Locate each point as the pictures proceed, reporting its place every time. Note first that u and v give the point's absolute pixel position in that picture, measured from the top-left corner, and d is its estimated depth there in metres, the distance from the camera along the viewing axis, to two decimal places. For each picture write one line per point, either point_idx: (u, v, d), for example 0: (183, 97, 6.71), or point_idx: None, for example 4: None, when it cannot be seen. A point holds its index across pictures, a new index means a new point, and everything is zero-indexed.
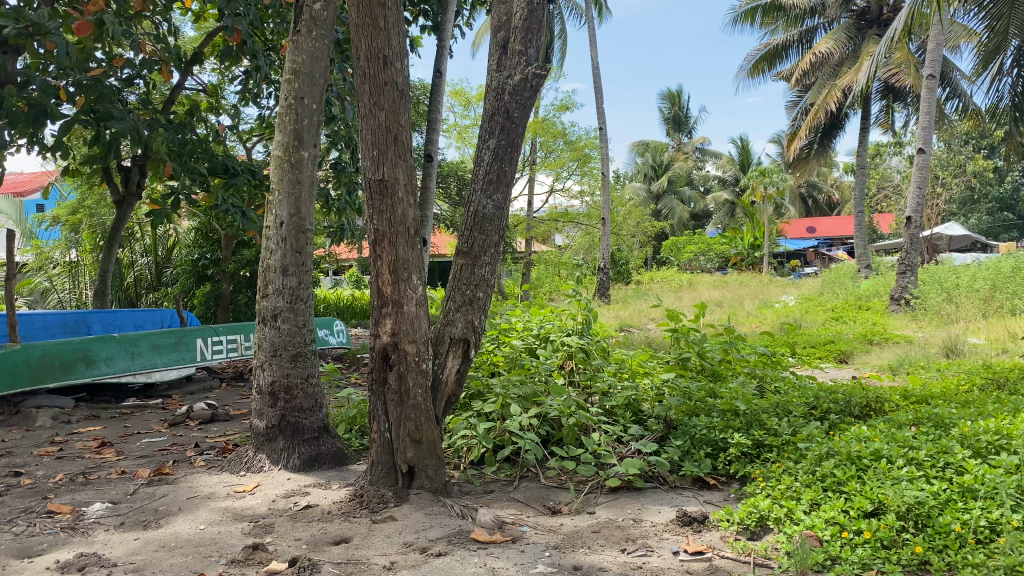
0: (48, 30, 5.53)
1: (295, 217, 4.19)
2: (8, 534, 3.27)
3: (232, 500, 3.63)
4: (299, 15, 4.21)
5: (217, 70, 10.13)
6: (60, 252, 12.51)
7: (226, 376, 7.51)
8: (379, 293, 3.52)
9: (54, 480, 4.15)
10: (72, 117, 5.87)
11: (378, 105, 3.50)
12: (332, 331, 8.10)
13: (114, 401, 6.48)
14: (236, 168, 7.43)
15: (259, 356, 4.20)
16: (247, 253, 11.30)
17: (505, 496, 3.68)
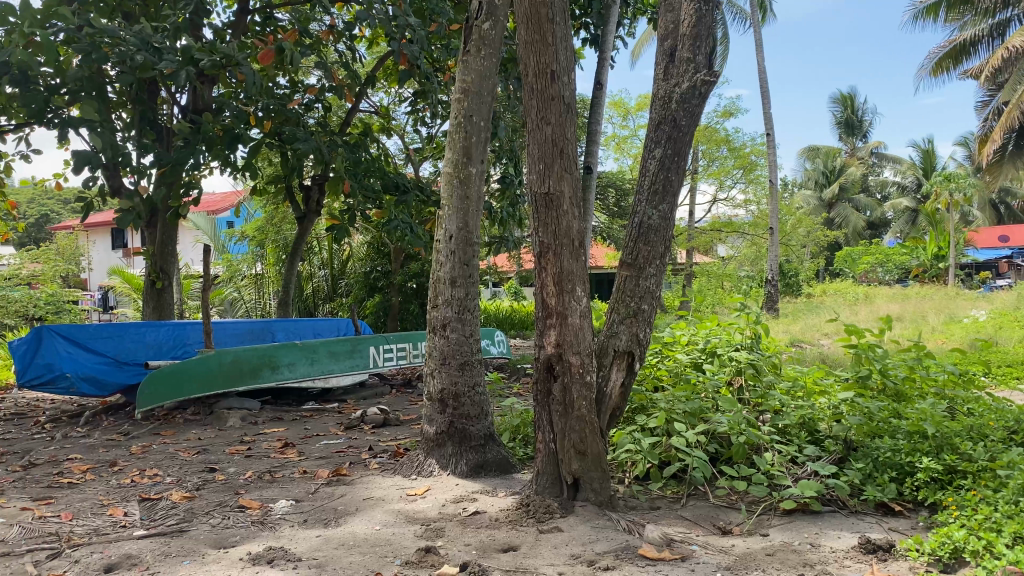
0: (237, 61, 5.99)
1: (463, 230, 4.30)
2: (206, 526, 3.55)
3: (404, 503, 3.77)
4: (468, 36, 4.33)
5: (389, 93, 10.64)
6: (248, 266, 13.54)
7: (396, 383, 7.81)
8: (544, 305, 3.54)
9: (244, 477, 4.46)
10: (260, 141, 6.33)
11: (545, 120, 3.54)
12: (494, 341, 8.22)
13: (295, 404, 6.89)
14: (406, 185, 7.74)
15: (428, 365, 4.34)
16: (414, 266, 11.77)
17: (672, 514, 3.61)
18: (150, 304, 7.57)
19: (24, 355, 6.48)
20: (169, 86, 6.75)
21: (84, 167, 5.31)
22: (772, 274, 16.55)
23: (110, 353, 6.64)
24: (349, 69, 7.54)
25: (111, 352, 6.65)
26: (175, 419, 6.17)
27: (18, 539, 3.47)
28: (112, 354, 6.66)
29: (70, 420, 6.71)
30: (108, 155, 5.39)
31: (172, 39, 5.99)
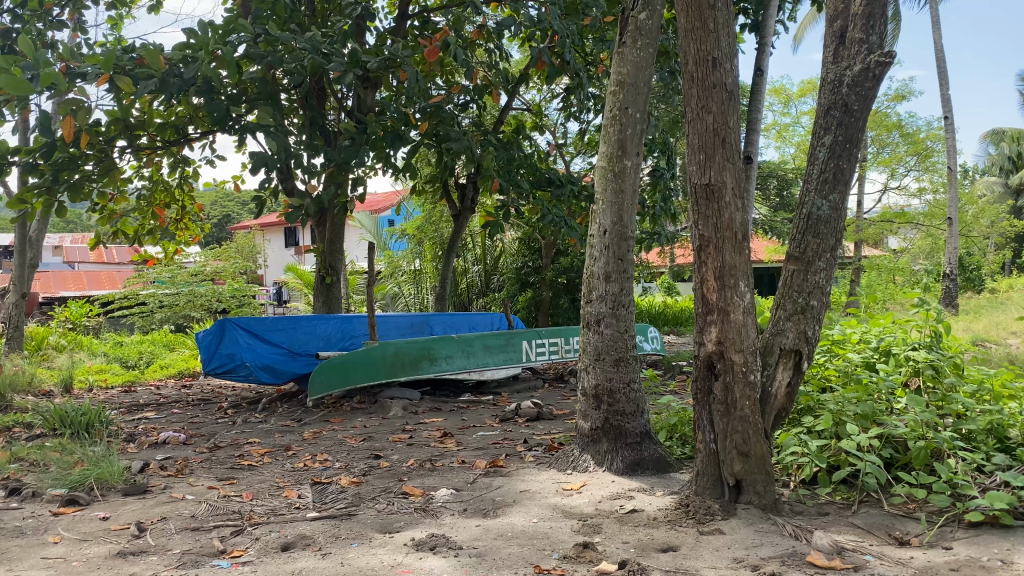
0: (398, 64, 6.19)
1: (618, 225, 4.26)
2: (372, 510, 3.71)
3: (561, 497, 3.78)
4: (625, 27, 4.28)
5: (542, 89, 10.71)
6: (407, 262, 14.05)
7: (549, 378, 7.86)
8: (704, 300, 3.45)
9: (406, 465, 4.63)
10: (418, 141, 6.53)
11: (706, 108, 3.44)
12: (648, 337, 8.10)
13: (452, 395, 7.07)
14: (559, 180, 7.78)
15: (584, 360, 4.33)
16: (566, 261, 11.80)
17: (843, 521, 3.42)
18: (320, 299, 8.00)
19: (209, 345, 7.03)
20: (335, 90, 7.09)
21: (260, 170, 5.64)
22: (951, 269, 15.39)
23: (284, 344, 7.08)
24: (502, 67, 7.64)
25: (285, 343, 7.08)
26: (342, 406, 6.50)
27: (206, 515, 3.76)
28: (286, 345, 7.09)
29: (248, 406, 7.21)
30: (282, 159, 5.71)
31: (338, 44, 6.27)
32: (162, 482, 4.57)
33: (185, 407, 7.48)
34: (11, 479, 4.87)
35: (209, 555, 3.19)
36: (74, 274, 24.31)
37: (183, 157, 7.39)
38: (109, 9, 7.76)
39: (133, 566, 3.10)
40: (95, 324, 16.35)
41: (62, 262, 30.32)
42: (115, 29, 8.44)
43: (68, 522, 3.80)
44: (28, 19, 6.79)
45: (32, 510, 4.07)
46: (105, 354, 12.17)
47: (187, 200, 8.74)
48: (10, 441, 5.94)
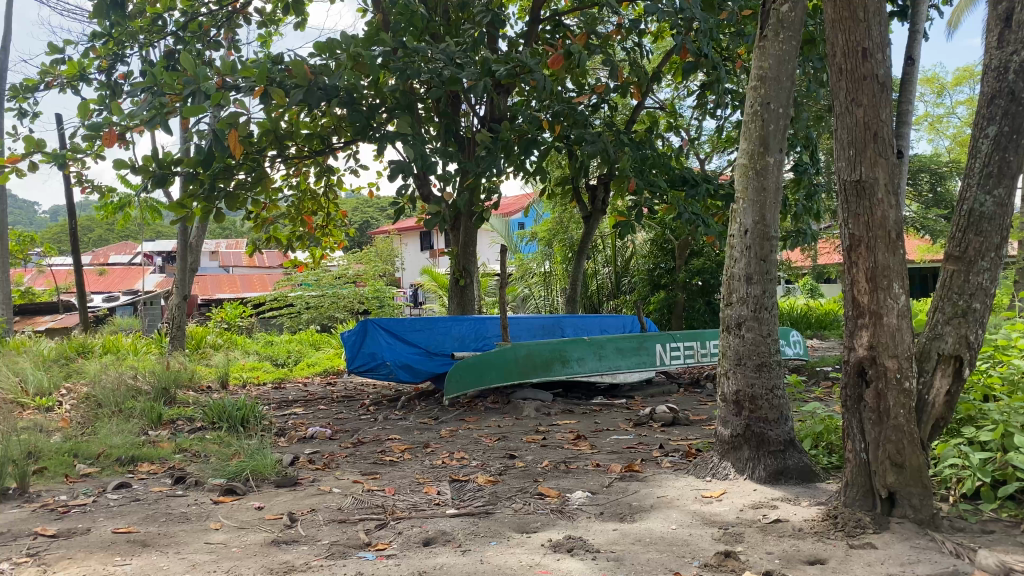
0: (531, 68, 6.23)
1: (759, 225, 4.13)
2: (510, 510, 3.76)
3: (700, 504, 3.70)
4: (766, 20, 4.15)
5: (675, 86, 10.53)
6: (539, 264, 14.16)
7: (684, 382, 7.70)
8: (855, 303, 3.29)
9: (541, 466, 4.66)
10: (550, 144, 6.56)
11: (856, 102, 3.29)
12: (789, 341, 7.81)
13: (585, 398, 7.05)
14: (695, 179, 7.62)
15: (723, 365, 4.24)
16: (700, 261, 11.55)
17: (1010, 540, 3.18)
18: (455, 300, 8.18)
19: (353, 344, 7.38)
20: (469, 97, 7.23)
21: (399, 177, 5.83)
22: None
23: (422, 344, 7.27)
24: (635, 67, 7.56)
25: (422, 343, 7.28)
26: (477, 406, 6.63)
27: (352, 508, 3.92)
28: (423, 345, 7.29)
29: (388, 404, 7.46)
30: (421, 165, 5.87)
31: (471, 52, 6.37)
32: (311, 475, 4.80)
33: (330, 403, 7.83)
34: (177, 467, 5.25)
35: (356, 547, 3.32)
36: (229, 277, 26.01)
37: (327, 166, 7.73)
38: (260, 28, 8.24)
39: (286, 554, 3.27)
40: (248, 324, 17.38)
41: (219, 266, 32.42)
42: (266, 46, 8.94)
43: (227, 510, 4.05)
44: (189, 41, 7.30)
45: (196, 497, 4.38)
46: (257, 352, 12.92)
47: (331, 206, 9.14)
48: (175, 433, 6.40)
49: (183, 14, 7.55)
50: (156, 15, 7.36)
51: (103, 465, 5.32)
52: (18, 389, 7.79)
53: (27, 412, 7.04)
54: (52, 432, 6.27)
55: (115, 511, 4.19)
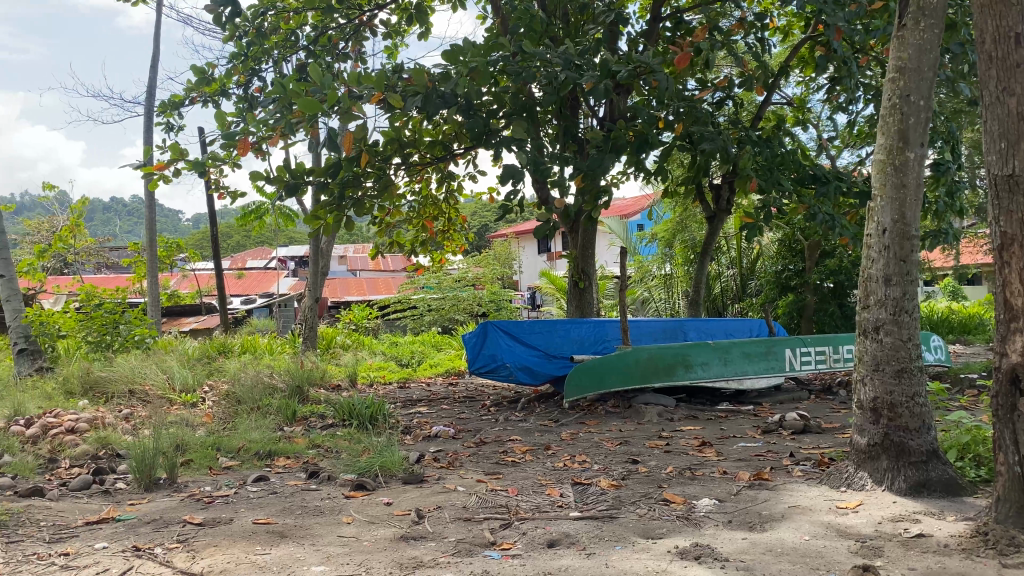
0: (653, 69, 6.14)
1: (899, 223, 3.92)
2: (634, 515, 3.72)
3: (835, 516, 3.55)
4: (905, 8, 3.94)
5: (803, 81, 10.16)
6: (659, 266, 13.97)
7: (815, 389, 7.42)
8: (1007, 306, 3.08)
9: (665, 472, 4.59)
10: (672, 144, 6.45)
11: (1008, 91, 3.08)
12: (931, 347, 7.38)
13: (709, 404, 6.89)
14: (826, 177, 7.32)
15: (860, 371, 4.05)
16: (831, 263, 11.09)
17: None
18: (574, 303, 8.17)
19: (474, 346, 7.49)
20: (588, 99, 7.19)
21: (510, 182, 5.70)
22: None
23: (541, 347, 7.29)
24: (760, 61, 7.33)
25: (541, 346, 7.30)
26: (597, 409, 6.60)
27: (476, 507, 3.98)
28: (542, 347, 7.30)
29: (509, 405, 7.53)
30: (541, 169, 5.88)
31: (590, 54, 6.33)
32: (436, 473, 4.90)
33: (452, 404, 7.98)
34: (310, 463, 5.48)
35: (481, 545, 3.37)
36: (356, 281, 27.01)
37: (449, 172, 7.89)
38: (386, 39, 8.50)
39: (414, 550, 3.35)
40: (374, 326, 17.94)
41: (346, 271, 33.70)
42: (391, 57, 9.20)
43: (358, 505, 4.19)
44: (319, 54, 7.60)
45: (329, 492, 4.56)
46: (382, 353, 13.33)
47: (453, 211, 9.29)
48: (308, 429, 6.69)
49: (314, 28, 7.88)
50: (289, 31, 7.72)
51: (243, 459, 5.62)
52: (166, 385, 8.32)
53: (175, 408, 7.52)
54: (198, 426, 6.67)
55: (254, 503, 4.41)
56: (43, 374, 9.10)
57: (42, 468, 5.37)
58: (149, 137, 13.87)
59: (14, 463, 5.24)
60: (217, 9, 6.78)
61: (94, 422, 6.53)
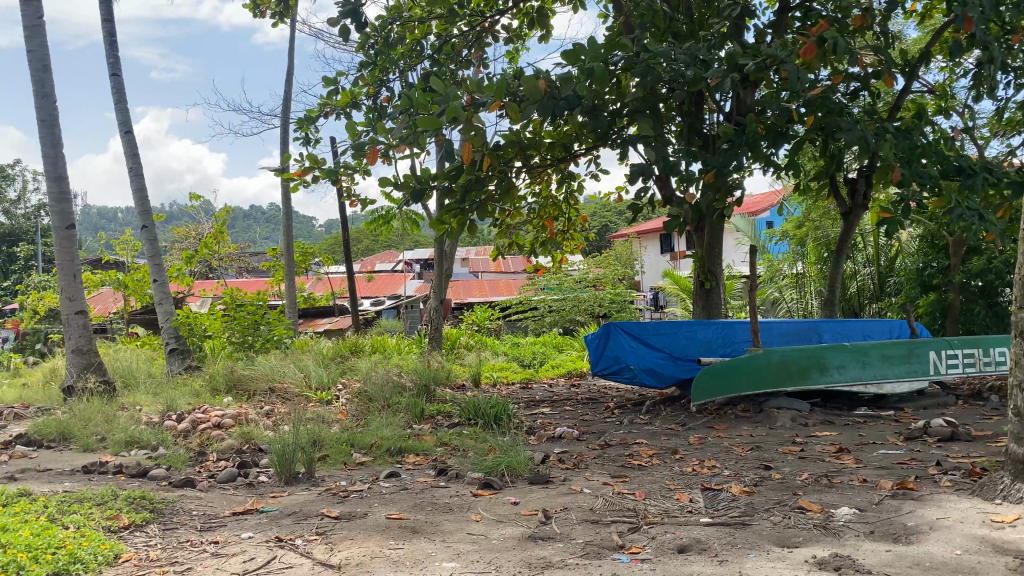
0: (782, 60, 5.92)
1: None
2: (768, 522, 3.60)
3: (990, 530, 3.32)
4: None
5: (946, 67, 9.57)
6: (790, 265, 13.51)
7: (963, 394, 6.96)
8: None
9: (800, 479, 4.42)
10: (803, 138, 6.20)
11: None
12: None
13: (846, 409, 6.58)
14: (973, 168, 6.86)
15: (1017, 375, 3.77)
16: (979, 259, 10.39)
17: None
18: (700, 304, 8.01)
19: (597, 347, 7.46)
20: (713, 94, 7.01)
21: (638, 180, 5.62)
22: None
23: (665, 348, 7.18)
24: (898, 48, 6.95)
25: (666, 347, 7.18)
26: (726, 413, 6.44)
27: (604, 510, 3.95)
28: (667, 349, 7.18)
29: (634, 407, 7.45)
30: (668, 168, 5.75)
31: (717, 47, 6.13)
32: (562, 474, 4.91)
33: (576, 405, 7.97)
34: (439, 460, 5.60)
35: (610, 548, 3.35)
36: (478, 283, 27.41)
37: (571, 172, 7.88)
38: (508, 44, 8.58)
39: (543, 550, 3.36)
40: (497, 327, 18.15)
41: (469, 273, 34.29)
42: (512, 61, 9.28)
43: (486, 503, 4.24)
44: (443, 62, 7.76)
45: (457, 490, 4.64)
46: (506, 354, 13.46)
47: (573, 212, 9.25)
48: (436, 427, 6.84)
49: (438, 36, 8.05)
50: (415, 41, 7.89)
51: (375, 455, 5.80)
52: (303, 384, 8.69)
53: (311, 405, 7.85)
54: (333, 423, 6.94)
55: (387, 498, 4.54)
56: (191, 373, 9.70)
57: (193, 461, 5.72)
58: (285, 148, 14.56)
59: (168, 456, 5.60)
60: (349, 24, 7.03)
61: (238, 418, 6.90)
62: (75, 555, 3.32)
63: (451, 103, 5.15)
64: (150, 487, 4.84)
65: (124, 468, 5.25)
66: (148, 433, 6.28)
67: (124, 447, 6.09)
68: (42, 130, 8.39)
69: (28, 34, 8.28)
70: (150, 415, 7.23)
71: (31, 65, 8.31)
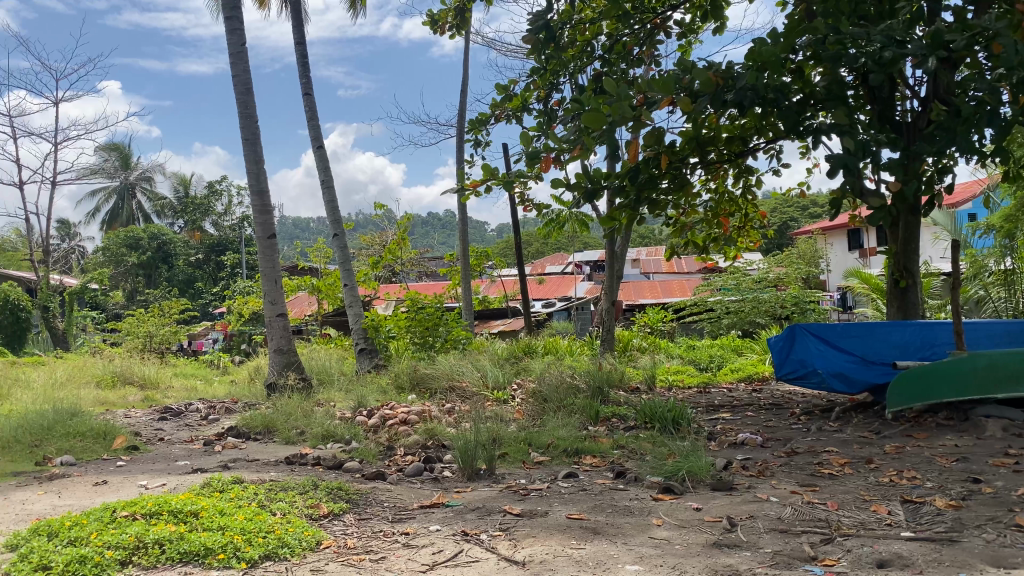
0: (996, 32, 5.35)
1: None
2: (980, 540, 3.31)
3: None
4: None
5: None
6: (996, 261, 12.38)
7: None
8: None
9: (1016, 493, 4.03)
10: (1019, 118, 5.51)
11: None
12: None
13: None
14: None
15: None
16: None
17: None
18: (896, 304, 7.51)
19: (781, 350, 7.23)
20: (909, 78, 6.50)
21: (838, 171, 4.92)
22: None
23: (857, 351, 6.77)
24: None
25: (857, 351, 6.77)
26: (926, 422, 6.00)
27: (793, 519, 3.79)
28: (859, 352, 6.77)
29: (822, 414, 7.09)
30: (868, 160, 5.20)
31: (912, 26, 5.67)
32: (746, 481, 4.75)
33: (758, 410, 7.69)
34: (617, 462, 5.58)
35: (801, 559, 3.21)
36: (651, 284, 27.13)
37: (750, 167, 7.61)
38: (681, 39, 8.42)
39: (730, 558, 3.27)
40: (671, 329, 17.87)
41: (642, 275, 34.03)
42: (685, 56, 9.10)
43: (667, 508, 4.19)
44: (614, 62, 7.72)
45: (637, 493, 4.61)
46: (682, 357, 13.21)
47: (750, 207, 8.88)
48: (611, 430, 6.81)
49: (609, 37, 8.02)
50: (586, 42, 7.84)
51: (553, 455, 5.87)
52: (481, 382, 8.93)
53: (489, 404, 8.06)
54: (511, 422, 7.10)
55: (567, 498, 4.58)
56: (378, 371, 10.23)
57: (382, 455, 6.03)
58: (460, 155, 15.06)
59: (360, 450, 5.95)
60: (538, 37, 7.17)
61: (423, 414, 7.20)
62: (283, 539, 3.59)
63: (616, 100, 5.10)
64: (346, 479, 5.15)
65: (322, 460, 5.62)
66: (343, 428, 6.68)
67: (322, 440, 6.54)
68: (246, 148, 9.13)
69: (233, 60, 9.05)
70: (344, 410, 7.71)
71: (235, 88, 9.08)
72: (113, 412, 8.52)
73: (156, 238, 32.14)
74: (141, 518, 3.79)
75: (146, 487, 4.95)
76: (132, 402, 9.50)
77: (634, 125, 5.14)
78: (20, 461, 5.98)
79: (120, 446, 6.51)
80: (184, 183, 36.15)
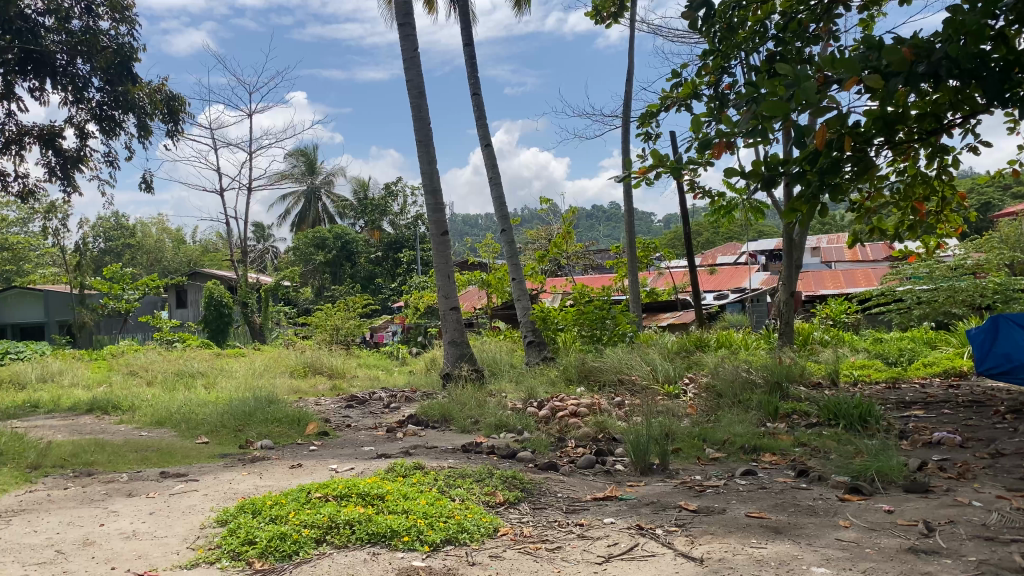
0: None
1: None
2: None
3: None
4: None
5: None
6: None
7: None
8: None
9: None
10: None
11: None
12: None
13: None
14: None
15: None
16: None
17: None
18: None
19: (982, 344, 6.64)
20: None
21: None
22: None
23: None
24: None
25: None
26: None
27: (1000, 527, 3.48)
28: None
29: None
30: None
31: None
32: (944, 484, 4.42)
33: (956, 408, 7.11)
34: (798, 461, 5.34)
35: (1010, 569, 2.94)
36: (833, 273, 25.72)
37: (943, 146, 7.03)
38: (862, 13, 7.89)
39: (928, 564, 3.05)
40: (854, 321, 16.88)
41: (823, 265, 32.40)
42: (867, 29, 8.53)
43: (855, 509, 3.97)
44: (789, 41, 7.35)
45: (821, 493, 4.40)
46: (867, 351, 12.46)
47: (949, 189, 8.09)
48: (791, 426, 6.53)
49: (783, 15, 7.64)
50: (758, 22, 7.51)
51: (729, 451, 5.71)
52: (651, 376, 8.83)
53: (660, 398, 7.95)
54: (684, 417, 6.96)
55: (745, 496, 4.45)
56: (548, 363, 10.35)
57: (554, 445, 6.09)
58: (627, 147, 14.93)
59: (533, 441, 6.04)
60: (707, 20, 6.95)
61: (593, 406, 7.21)
62: (462, 525, 3.71)
63: (798, 87, 4.76)
64: (520, 469, 5.25)
65: (496, 449, 5.77)
66: (515, 419, 6.81)
67: (495, 430, 6.70)
68: (420, 149, 9.50)
69: (407, 66, 9.44)
70: (515, 401, 7.87)
71: (409, 93, 9.46)
72: (305, 400, 9.13)
73: (340, 237, 34.07)
74: (333, 499, 4.04)
75: (335, 471, 5.27)
76: (322, 391, 10.14)
77: (816, 106, 4.77)
78: (227, 444, 6.54)
79: (312, 431, 6.96)
80: (363, 185, 38.06)
